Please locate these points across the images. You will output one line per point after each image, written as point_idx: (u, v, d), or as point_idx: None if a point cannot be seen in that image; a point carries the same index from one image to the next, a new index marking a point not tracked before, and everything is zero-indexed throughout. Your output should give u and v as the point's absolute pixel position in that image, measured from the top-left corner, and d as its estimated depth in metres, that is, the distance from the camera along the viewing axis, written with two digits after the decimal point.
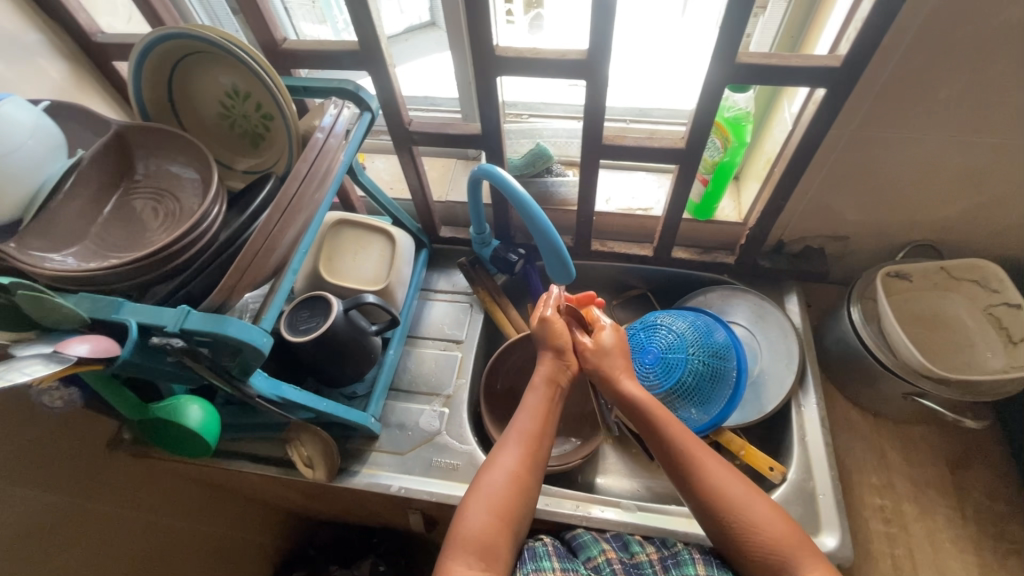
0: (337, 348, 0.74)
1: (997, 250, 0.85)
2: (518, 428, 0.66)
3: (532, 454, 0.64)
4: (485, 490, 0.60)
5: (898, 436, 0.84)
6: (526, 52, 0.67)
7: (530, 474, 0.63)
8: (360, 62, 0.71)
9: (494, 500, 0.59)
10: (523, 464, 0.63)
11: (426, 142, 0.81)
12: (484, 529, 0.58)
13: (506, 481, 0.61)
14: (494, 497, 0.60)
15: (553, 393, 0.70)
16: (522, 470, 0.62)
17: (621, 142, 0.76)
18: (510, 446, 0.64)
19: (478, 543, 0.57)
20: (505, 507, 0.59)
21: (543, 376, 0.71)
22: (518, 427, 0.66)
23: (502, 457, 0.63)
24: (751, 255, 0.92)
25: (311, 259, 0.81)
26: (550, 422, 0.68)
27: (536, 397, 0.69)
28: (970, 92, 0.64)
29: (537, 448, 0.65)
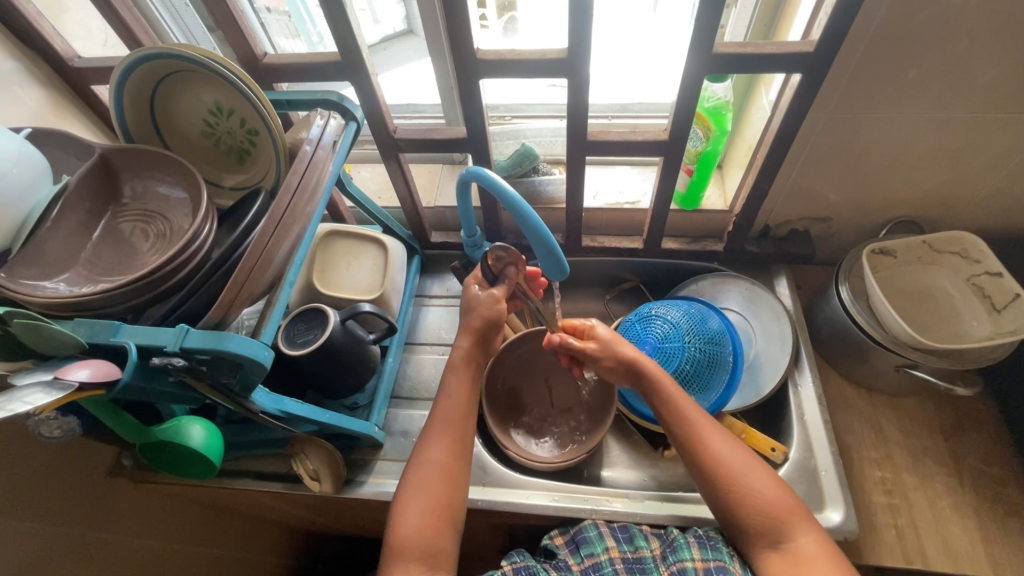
0: (338, 358, 0.75)
1: (976, 220, 0.88)
2: (445, 417, 0.69)
3: (461, 443, 0.68)
4: (419, 488, 0.64)
5: (892, 409, 0.86)
6: (507, 53, 0.67)
7: (460, 464, 0.66)
8: (342, 72, 0.71)
9: (429, 496, 0.63)
10: (452, 455, 0.66)
11: (412, 149, 0.82)
12: (423, 527, 0.61)
13: (439, 473, 0.64)
14: (429, 494, 0.63)
15: (471, 378, 0.73)
16: (453, 462, 0.66)
17: (605, 137, 0.77)
18: (436, 440, 0.67)
19: (417, 544, 0.60)
20: (441, 502, 0.63)
21: (461, 358, 0.73)
22: (441, 419, 0.69)
23: (430, 452, 0.66)
24: (738, 241, 0.94)
25: (304, 272, 0.82)
26: (471, 406, 0.71)
27: (455, 383, 0.72)
28: (939, 70, 0.66)
29: (463, 434, 0.69)
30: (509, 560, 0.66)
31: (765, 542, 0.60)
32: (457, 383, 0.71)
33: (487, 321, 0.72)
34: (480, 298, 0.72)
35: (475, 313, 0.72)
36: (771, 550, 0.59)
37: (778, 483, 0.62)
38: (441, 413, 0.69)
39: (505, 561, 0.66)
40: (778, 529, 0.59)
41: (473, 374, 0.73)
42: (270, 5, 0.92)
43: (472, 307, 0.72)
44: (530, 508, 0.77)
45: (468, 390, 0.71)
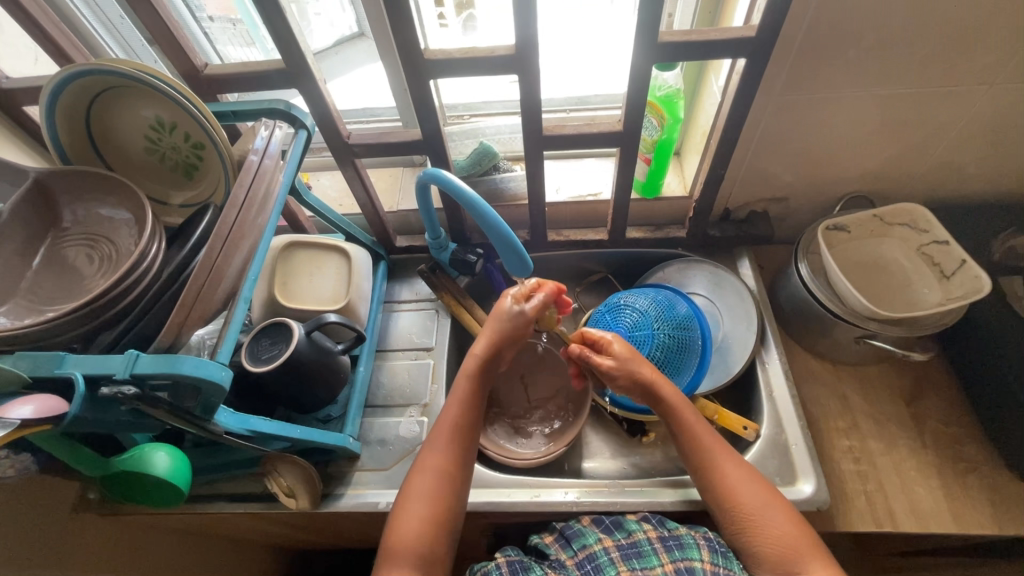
0: (305, 371, 0.74)
1: (924, 191, 0.91)
2: (444, 425, 0.69)
3: (461, 452, 0.67)
4: (417, 496, 0.63)
5: (856, 379, 0.89)
6: (456, 52, 0.67)
7: (460, 472, 0.66)
8: (288, 80, 0.70)
9: (426, 504, 0.62)
10: (453, 463, 0.66)
11: (367, 154, 0.80)
12: (417, 533, 0.60)
13: (437, 480, 0.64)
14: (425, 500, 0.63)
15: (480, 381, 0.72)
16: (453, 469, 0.66)
17: (561, 131, 0.77)
18: (436, 448, 0.67)
19: (412, 550, 0.59)
20: (439, 509, 0.62)
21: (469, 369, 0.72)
22: (444, 425, 0.69)
23: (429, 459, 0.66)
24: (700, 226, 0.95)
25: (265, 286, 0.80)
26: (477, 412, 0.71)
27: (459, 390, 0.72)
28: (876, 48, 0.68)
29: (465, 444, 0.68)
30: (502, 554, 0.66)
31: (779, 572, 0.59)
32: (464, 388, 0.71)
33: (507, 334, 0.73)
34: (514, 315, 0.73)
35: (507, 325, 0.73)
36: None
37: (793, 519, 0.62)
38: (443, 421, 0.69)
39: (500, 555, 0.66)
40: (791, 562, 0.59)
41: (480, 377, 0.72)
42: (214, 13, 0.89)
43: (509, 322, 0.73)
44: (512, 505, 0.77)
45: (472, 396, 0.71)
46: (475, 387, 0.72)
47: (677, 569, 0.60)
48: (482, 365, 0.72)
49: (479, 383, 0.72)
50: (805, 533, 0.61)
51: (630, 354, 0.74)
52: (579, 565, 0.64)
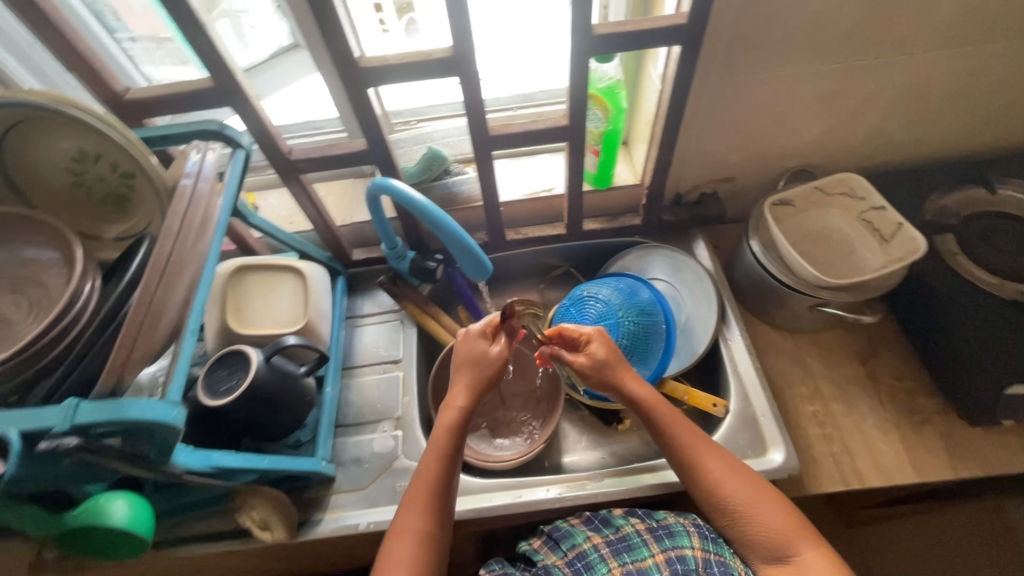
0: (268, 399, 0.71)
1: (859, 160, 0.95)
2: (420, 478, 0.66)
3: (441, 506, 0.64)
4: (395, 562, 0.60)
5: (814, 346, 0.92)
6: (391, 58, 0.66)
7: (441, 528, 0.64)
8: (220, 98, 0.67)
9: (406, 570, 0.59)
10: (434, 519, 0.63)
11: (312, 168, 0.78)
12: None
13: (416, 543, 0.61)
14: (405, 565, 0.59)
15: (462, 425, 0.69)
16: (433, 526, 0.63)
17: (508, 130, 0.77)
18: (413, 506, 0.64)
19: None
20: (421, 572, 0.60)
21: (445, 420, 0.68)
22: (419, 480, 0.66)
23: (407, 519, 0.63)
24: (654, 213, 0.97)
25: (217, 313, 0.77)
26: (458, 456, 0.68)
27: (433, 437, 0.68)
28: (801, 28, 0.71)
29: (445, 495, 0.65)
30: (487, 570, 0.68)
31: (773, 559, 0.61)
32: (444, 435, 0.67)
33: (488, 376, 0.70)
34: (495, 353, 0.71)
35: (489, 367, 0.71)
36: (779, 563, 0.61)
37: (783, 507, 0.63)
38: (417, 474, 0.66)
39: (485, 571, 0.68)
40: (786, 549, 0.60)
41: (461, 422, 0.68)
42: (135, 34, 0.84)
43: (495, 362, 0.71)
44: (495, 510, 0.76)
45: (452, 442, 0.67)
46: (456, 432, 0.68)
47: (668, 559, 0.61)
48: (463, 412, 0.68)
49: (461, 432, 0.68)
50: (787, 514, 0.62)
51: (607, 356, 0.73)
52: (570, 565, 0.65)
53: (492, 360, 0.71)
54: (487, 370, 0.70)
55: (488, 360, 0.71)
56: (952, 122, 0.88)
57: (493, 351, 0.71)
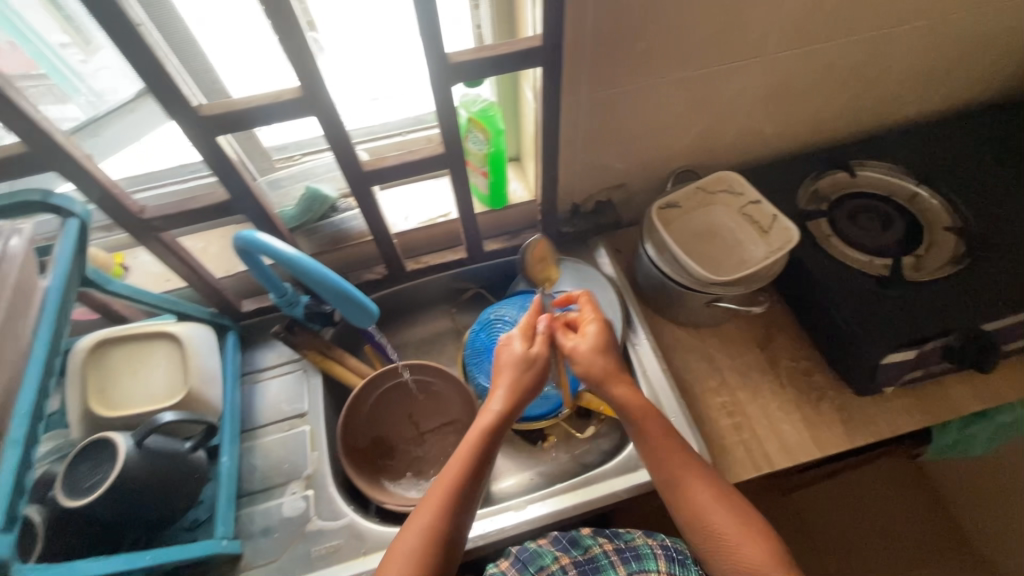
0: (146, 485, 0.64)
1: (736, 156, 1.00)
2: (447, 476, 0.65)
3: (462, 506, 0.64)
4: (403, 560, 0.59)
5: (717, 338, 0.96)
6: (236, 103, 0.61)
7: (455, 530, 0.63)
8: (39, 162, 0.59)
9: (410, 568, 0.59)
10: (453, 520, 0.63)
11: (171, 225, 0.71)
12: None
13: (427, 543, 0.61)
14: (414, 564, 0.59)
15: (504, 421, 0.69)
16: (447, 527, 0.62)
17: (383, 164, 0.74)
18: (433, 500, 0.64)
19: None
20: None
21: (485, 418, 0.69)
22: (445, 475, 0.66)
23: (424, 513, 0.63)
24: (552, 226, 0.97)
25: (76, 398, 0.69)
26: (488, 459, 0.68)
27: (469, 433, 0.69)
28: (657, 38, 0.73)
29: (468, 496, 0.65)
30: None
31: None
32: (477, 436, 0.68)
33: (524, 374, 0.71)
34: (529, 352, 0.72)
35: (524, 367, 0.71)
36: None
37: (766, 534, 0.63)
38: (446, 470, 0.66)
39: None
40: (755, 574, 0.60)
41: (500, 421, 0.69)
42: None
43: (536, 357, 0.72)
44: None
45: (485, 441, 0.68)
46: (492, 432, 0.68)
47: None
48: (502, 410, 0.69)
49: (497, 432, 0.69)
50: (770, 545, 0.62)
51: (599, 342, 0.73)
52: None
53: (525, 359, 0.72)
54: (528, 364, 0.71)
55: (526, 362, 0.72)
56: (810, 114, 0.94)
57: (536, 349, 0.73)
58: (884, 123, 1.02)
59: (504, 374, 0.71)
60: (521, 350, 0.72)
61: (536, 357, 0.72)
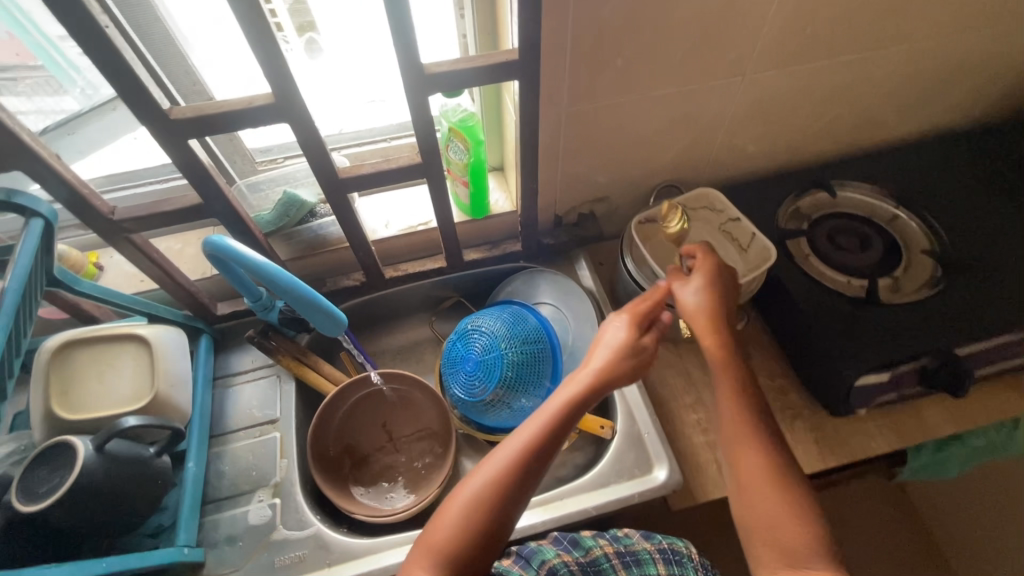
0: (105, 491, 0.63)
1: (718, 173, 1.00)
2: (529, 427, 0.63)
3: (537, 463, 0.61)
4: (467, 499, 0.59)
5: (695, 354, 0.95)
6: (206, 107, 0.60)
7: (526, 483, 0.60)
8: (4, 162, 0.59)
9: (470, 509, 0.58)
10: (524, 472, 0.60)
11: (142, 227, 0.70)
12: (452, 535, 0.57)
13: (493, 490, 0.59)
14: (476, 506, 0.58)
15: (603, 380, 0.66)
16: (517, 475, 0.60)
17: (359, 172, 0.74)
18: (508, 447, 0.62)
19: (440, 549, 0.57)
20: (483, 519, 0.58)
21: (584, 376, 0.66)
22: (528, 427, 0.63)
23: (496, 459, 0.61)
24: (532, 237, 0.97)
25: (38, 400, 0.68)
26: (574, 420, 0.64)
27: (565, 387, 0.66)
28: (637, 54, 0.73)
29: (546, 454, 0.62)
30: None
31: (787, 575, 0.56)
32: (566, 393, 0.65)
33: (626, 339, 0.69)
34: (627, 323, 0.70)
35: (626, 335, 0.69)
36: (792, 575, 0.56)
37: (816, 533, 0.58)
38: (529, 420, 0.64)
39: None
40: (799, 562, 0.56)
41: (594, 383, 0.65)
42: None
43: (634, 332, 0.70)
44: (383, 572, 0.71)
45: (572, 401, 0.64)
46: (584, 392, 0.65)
47: None
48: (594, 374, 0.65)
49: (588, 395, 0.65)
50: (815, 541, 0.57)
51: (704, 305, 0.70)
52: None
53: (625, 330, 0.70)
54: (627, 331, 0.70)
55: (628, 335, 0.69)
56: (791, 134, 0.95)
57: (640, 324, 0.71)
58: (866, 145, 1.03)
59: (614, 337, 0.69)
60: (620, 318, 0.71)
61: (635, 325, 0.70)
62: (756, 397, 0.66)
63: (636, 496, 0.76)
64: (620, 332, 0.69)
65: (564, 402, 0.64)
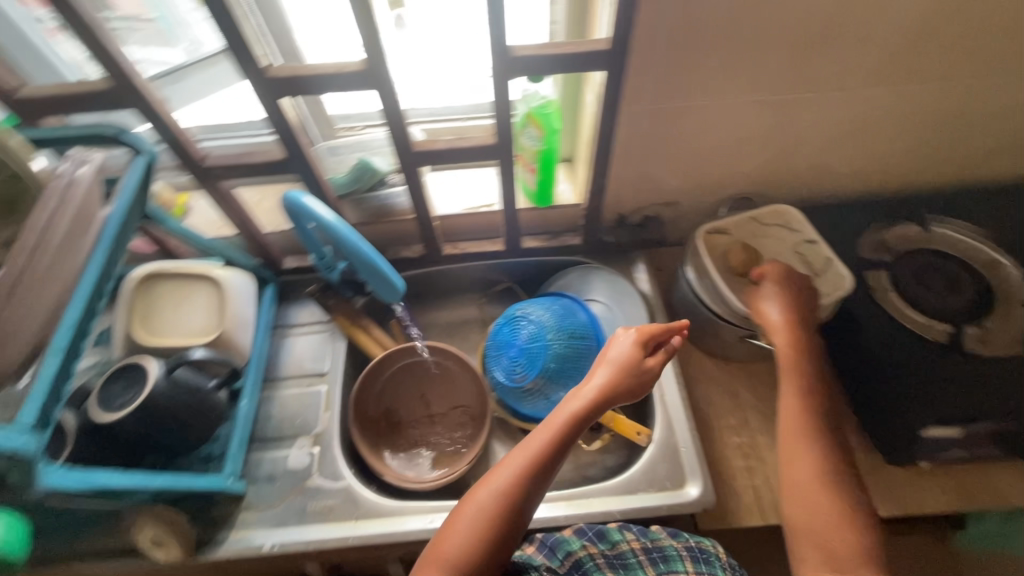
0: (169, 413, 0.68)
1: (799, 191, 0.95)
2: (531, 444, 0.64)
3: (537, 479, 0.63)
4: (472, 513, 0.60)
5: (746, 375, 0.91)
6: (301, 67, 0.63)
7: (527, 498, 0.62)
8: (119, 99, 0.64)
9: (476, 523, 0.60)
10: (525, 488, 0.62)
11: (230, 175, 0.75)
12: (461, 552, 0.58)
13: (497, 503, 0.60)
14: (481, 520, 0.60)
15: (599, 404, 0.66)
16: (519, 491, 0.61)
17: (433, 146, 0.75)
18: (512, 463, 0.63)
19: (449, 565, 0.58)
20: (489, 534, 0.59)
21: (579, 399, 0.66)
22: (529, 445, 0.64)
23: (500, 475, 0.63)
24: (594, 233, 0.95)
25: (123, 322, 0.74)
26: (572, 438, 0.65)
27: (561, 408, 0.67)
28: (731, 54, 0.69)
29: (546, 471, 0.63)
30: None
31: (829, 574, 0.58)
32: (566, 415, 0.66)
33: (628, 366, 0.68)
34: (634, 353, 0.69)
35: (628, 362, 0.68)
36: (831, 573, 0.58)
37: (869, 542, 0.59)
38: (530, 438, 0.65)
39: None
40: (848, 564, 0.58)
41: (592, 406, 0.66)
42: None
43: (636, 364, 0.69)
44: (406, 535, 0.74)
45: (571, 421, 0.65)
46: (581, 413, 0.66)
47: None
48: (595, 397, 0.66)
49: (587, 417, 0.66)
50: (867, 547, 0.59)
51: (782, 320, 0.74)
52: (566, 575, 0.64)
53: (627, 360, 0.68)
54: (630, 361, 0.69)
55: (631, 364, 0.68)
56: (888, 158, 0.88)
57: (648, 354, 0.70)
58: (973, 179, 0.94)
59: (611, 365, 0.69)
60: (624, 346, 0.70)
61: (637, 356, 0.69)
62: (824, 406, 0.70)
63: (664, 508, 0.74)
64: (619, 363, 0.68)
65: (566, 422, 0.65)
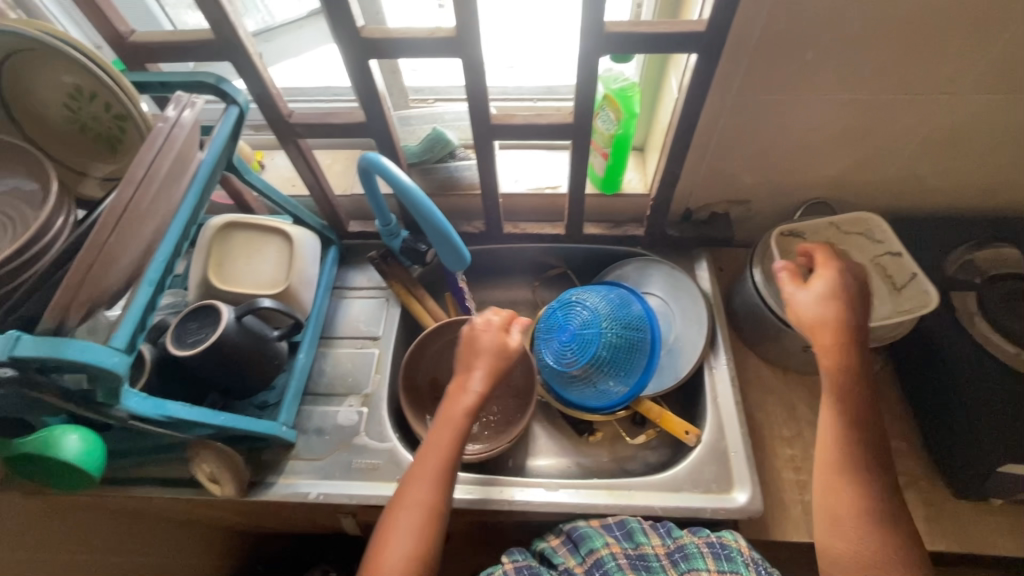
0: (235, 357, 0.71)
1: (884, 200, 0.89)
2: (433, 449, 0.65)
3: (448, 485, 0.63)
4: (401, 528, 0.60)
5: (805, 387, 0.88)
6: (392, 30, 0.64)
7: (445, 504, 0.63)
8: (219, 52, 0.66)
9: (410, 536, 0.59)
10: (439, 493, 0.62)
11: (310, 134, 0.77)
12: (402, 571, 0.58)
13: (424, 515, 0.61)
14: (410, 533, 0.60)
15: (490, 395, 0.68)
16: (438, 499, 0.62)
17: (510, 121, 0.74)
18: (426, 476, 0.63)
19: None
20: (422, 545, 0.59)
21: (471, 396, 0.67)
22: (433, 455, 0.64)
23: (416, 490, 0.62)
24: (658, 225, 0.93)
25: (199, 266, 0.78)
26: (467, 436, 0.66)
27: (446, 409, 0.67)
28: (835, 48, 0.65)
29: (451, 475, 0.64)
30: (510, 559, 0.66)
31: None
32: (460, 416, 0.66)
33: (501, 360, 0.69)
34: (489, 339, 0.70)
35: (501, 354, 0.69)
36: None
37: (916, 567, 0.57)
38: (431, 445, 0.65)
39: (507, 559, 0.67)
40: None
41: (478, 404, 0.67)
42: None
43: (503, 344, 0.70)
44: None
45: (466, 419, 0.66)
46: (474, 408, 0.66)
47: None
48: (480, 394, 0.67)
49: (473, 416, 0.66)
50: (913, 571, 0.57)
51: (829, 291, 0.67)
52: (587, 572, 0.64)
53: (501, 345, 0.69)
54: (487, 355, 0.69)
55: (505, 350, 0.69)
56: (990, 173, 0.82)
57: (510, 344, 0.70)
58: None
59: (472, 369, 0.68)
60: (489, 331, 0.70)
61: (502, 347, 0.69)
62: (869, 403, 0.65)
63: (708, 510, 0.73)
64: (484, 364, 0.68)
65: (458, 427, 0.65)
